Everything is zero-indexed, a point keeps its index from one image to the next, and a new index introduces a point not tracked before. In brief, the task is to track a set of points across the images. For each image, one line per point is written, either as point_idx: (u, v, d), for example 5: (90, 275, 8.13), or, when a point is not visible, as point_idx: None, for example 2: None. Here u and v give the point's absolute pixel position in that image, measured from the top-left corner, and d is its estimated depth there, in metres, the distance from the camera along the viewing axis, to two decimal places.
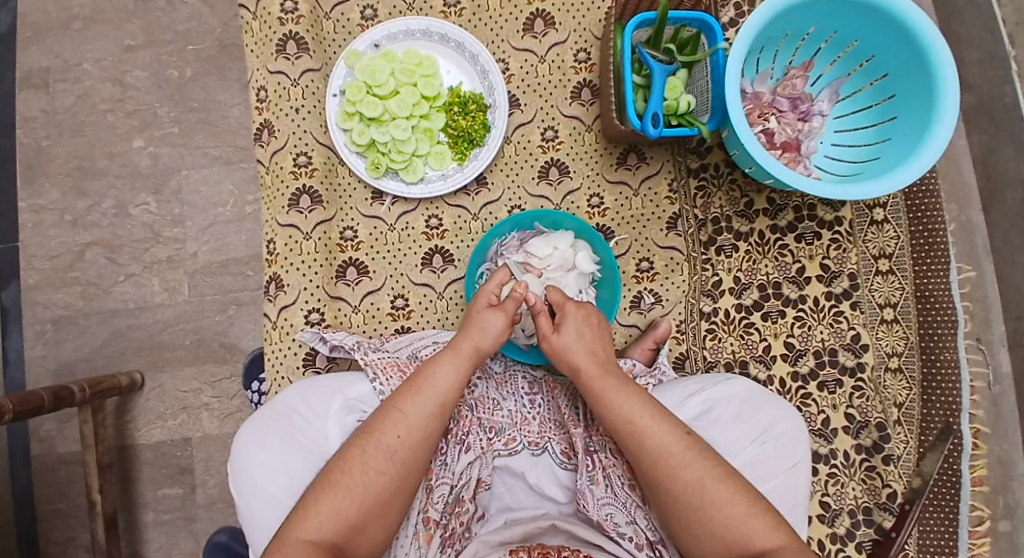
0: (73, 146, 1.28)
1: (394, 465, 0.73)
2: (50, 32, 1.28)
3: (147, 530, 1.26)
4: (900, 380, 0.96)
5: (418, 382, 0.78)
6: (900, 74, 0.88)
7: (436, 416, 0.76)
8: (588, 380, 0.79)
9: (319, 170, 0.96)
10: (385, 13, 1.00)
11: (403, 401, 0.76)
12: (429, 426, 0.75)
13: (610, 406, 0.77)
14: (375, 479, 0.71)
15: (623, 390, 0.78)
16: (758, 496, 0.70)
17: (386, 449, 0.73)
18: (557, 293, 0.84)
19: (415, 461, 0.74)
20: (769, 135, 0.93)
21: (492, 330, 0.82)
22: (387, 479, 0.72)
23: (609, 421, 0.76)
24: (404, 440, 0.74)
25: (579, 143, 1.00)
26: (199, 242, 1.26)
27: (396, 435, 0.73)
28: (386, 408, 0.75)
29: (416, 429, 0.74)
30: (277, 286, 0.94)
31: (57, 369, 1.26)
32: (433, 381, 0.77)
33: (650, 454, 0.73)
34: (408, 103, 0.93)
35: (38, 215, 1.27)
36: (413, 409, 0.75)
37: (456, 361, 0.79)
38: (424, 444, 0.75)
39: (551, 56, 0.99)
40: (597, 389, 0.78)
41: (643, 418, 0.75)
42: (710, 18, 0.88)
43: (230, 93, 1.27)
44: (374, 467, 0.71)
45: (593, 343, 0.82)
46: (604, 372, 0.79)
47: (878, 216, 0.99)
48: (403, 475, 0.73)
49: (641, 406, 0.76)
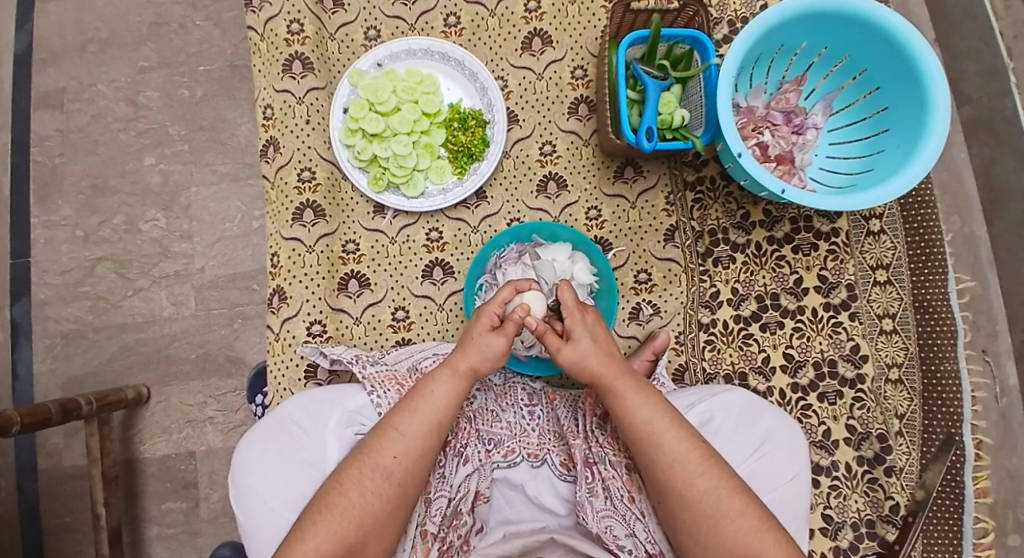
0: (86, 164, 1.31)
1: (391, 485, 0.73)
2: (66, 54, 1.33)
3: (152, 544, 1.26)
4: (900, 391, 0.96)
5: (416, 399, 0.79)
6: (893, 86, 0.90)
7: (433, 434, 0.77)
8: (607, 381, 0.80)
9: (321, 186, 0.98)
10: (388, 34, 1.03)
11: (401, 420, 0.77)
12: (427, 445, 0.76)
13: (631, 408, 0.77)
14: (372, 501, 0.71)
15: (642, 394, 0.78)
16: (769, 513, 0.70)
17: (383, 469, 0.73)
18: (566, 296, 0.82)
19: (411, 480, 0.75)
20: (764, 148, 0.95)
21: (492, 353, 0.82)
22: (384, 500, 0.72)
23: (627, 424, 0.77)
24: (401, 461, 0.74)
25: (576, 158, 1.02)
26: (207, 257, 1.29)
27: (394, 455, 0.74)
28: (383, 427, 0.76)
29: (414, 448, 0.75)
30: (280, 298, 0.96)
31: (66, 382, 1.28)
32: (430, 400, 0.78)
33: (667, 459, 0.73)
34: (409, 120, 0.95)
35: (51, 231, 1.31)
36: (409, 427, 0.76)
37: (454, 380, 0.80)
38: (421, 463, 0.76)
39: (549, 73, 1.02)
40: (616, 387, 0.79)
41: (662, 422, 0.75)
42: (702, 35, 0.90)
43: (239, 112, 1.31)
44: (371, 489, 0.72)
45: (607, 344, 0.82)
46: (622, 371, 0.80)
47: (875, 226, 1.00)
48: (400, 494, 0.73)
49: (659, 411, 0.76)
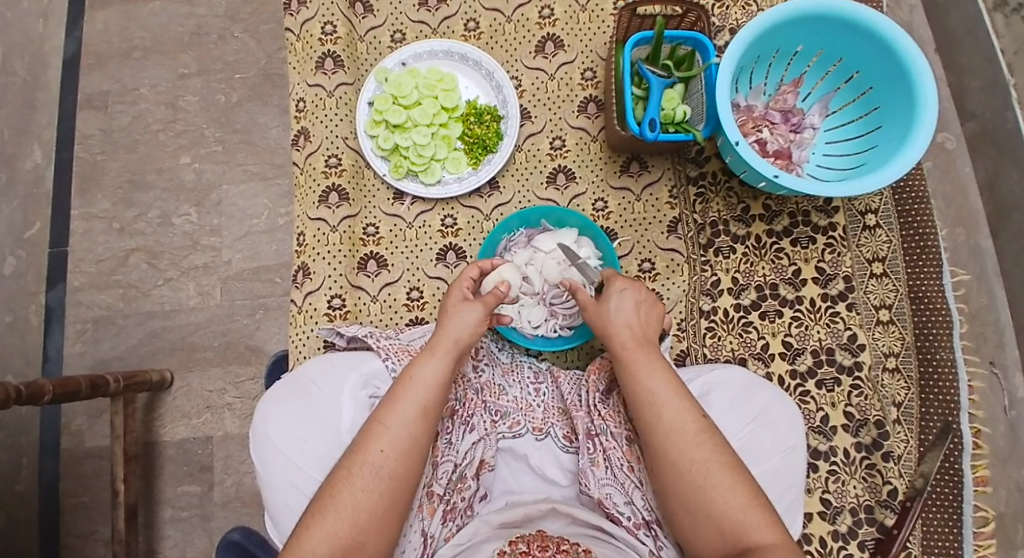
0: (125, 161, 1.40)
1: (383, 480, 0.71)
2: (112, 60, 1.43)
3: (164, 526, 1.30)
4: (897, 379, 0.98)
5: (398, 392, 0.77)
6: (886, 86, 0.95)
7: (419, 422, 0.75)
8: (619, 351, 0.82)
9: (347, 171, 1.04)
10: (413, 37, 1.11)
11: (385, 414, 0.75)
12: (413, 435, 0.74)
13: (638, 377, 0.79)
14: (365, 498, 0.70)
15: (650, 370, 0.79)
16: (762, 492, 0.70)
17: (372, 466, 0.71)
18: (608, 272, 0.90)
19: (405, 472, 0.73)
20: (762, 144, 1.00)
21: (469, 321, 0.84)
22: (378, 496, 0.70)
23: (634, 393, 0.78)
24: (388, 454, 0.72)
25: (585, 152, 1.08)
26: (234, 250, 1.36)
27: (381, 451, 0.72)
28: (369, 423, 0.74)
29: (400, 440, 0.73)
30: (303, 274, 1.02)
31: (93, 365, 1.35)
32: (413, 389, 0.77)
33: (665, 426, 0.75)
34: (429, 113, 1.03)
35: (89, 223, 1.39)
36: (394, 420, 0.74)
37: (435, 361, 0.80)
38: (410, 453, 0.74)
39: (560, 74, 1.09)
40: (625, 356, 0.81)
41: (667, 394, 0.76)
42: (704, 37, 0.98)
43: (270, 117, 1.40)
44: (362, 487, 0.70)
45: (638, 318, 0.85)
46: (638, 344, 0.82)
47: (871, 221, 1.03)
48: (394, 488, 0.72)
49: (667, 382, 0.78)
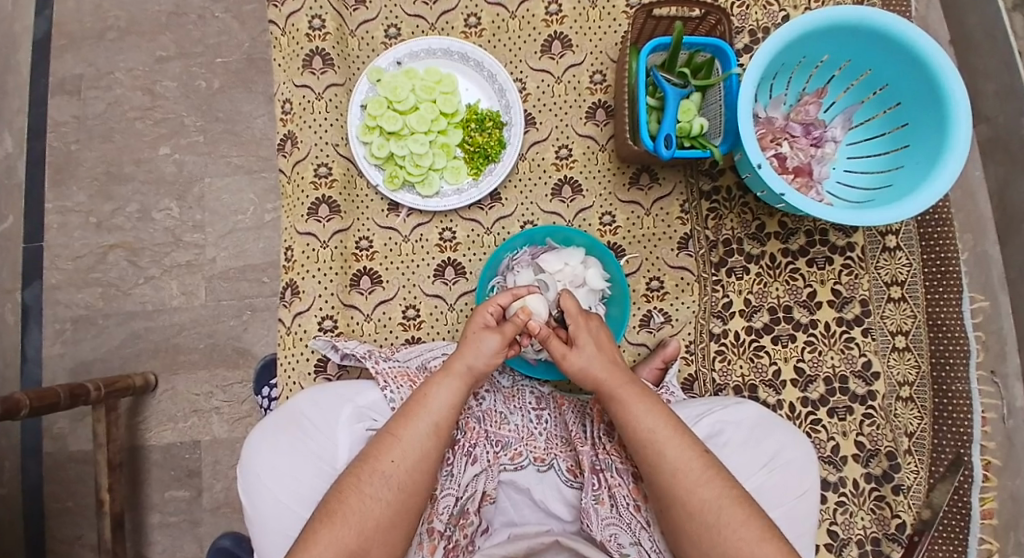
0: (102, 150, 1.32)
1: (390, 490, 0.71)
2: (85, 41, 1.33)
3: (153, 531, 1.27)
4: (910, 409, 0.96)
5: (417, 405, 0.76)
6: (914, 103, 0.89)
7: (433, 437, 0.74)
8: (611, 389, 0.78)
9: (338, 182, 0.98)
10: (408, 32, 1.03)
11: (399, 426, 0.75)
12: (427, 448, 0.74)
13: (635, 417, 0.75)
14: (372, 506, 0.70)
15: (646, 403, 0.76)
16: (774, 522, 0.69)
17: (381, 475, 0.71)
18: (568, 306, 0.83)
19: (416, 483, 0.73)
20: (781, 159, 0.94)
21: (488, 350, 0.80)
22: (386, 506, 0.70)
23: (629, 434, 0.75)
24: (398, 465, 0.72)
25: (592, 163, 1.01)
26: (218, 248, 1.29)
27: (392, 460, 0.72)
28: (383, 434, 0.74)
29: (412, 452, 0.73)
30: (293, 292, 0.96)
31: (73, 367, 1.29)
32: (431, 405, 0.76)
33: (668, 470, 0.72)
34: (427, 119, 0.95)
35: (64, 217, 1.31)
36: (408, 432, 0.74)
37: (449, 381, 0.78)
38: (423, 467, 0.73)
39: (568, 77, 1.02)
40: (619, 396, 0.77)
41: (667, 433, 0.73)
42: (724, 44, 0.89)
43: (255, 105, 1.31)
44: (369, 494, 0.70)
45: (610, 352, 0.82)
46: (626, 379, 0.79)
47: (891, 243, 0.99)
48: (404, 500, 0.71)
49: (663, 419, 0.74)
